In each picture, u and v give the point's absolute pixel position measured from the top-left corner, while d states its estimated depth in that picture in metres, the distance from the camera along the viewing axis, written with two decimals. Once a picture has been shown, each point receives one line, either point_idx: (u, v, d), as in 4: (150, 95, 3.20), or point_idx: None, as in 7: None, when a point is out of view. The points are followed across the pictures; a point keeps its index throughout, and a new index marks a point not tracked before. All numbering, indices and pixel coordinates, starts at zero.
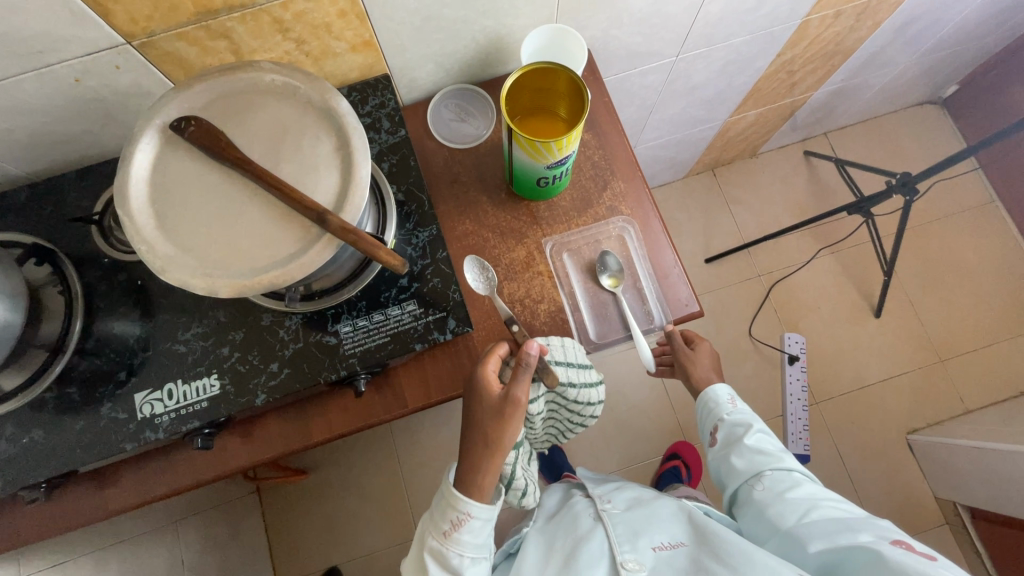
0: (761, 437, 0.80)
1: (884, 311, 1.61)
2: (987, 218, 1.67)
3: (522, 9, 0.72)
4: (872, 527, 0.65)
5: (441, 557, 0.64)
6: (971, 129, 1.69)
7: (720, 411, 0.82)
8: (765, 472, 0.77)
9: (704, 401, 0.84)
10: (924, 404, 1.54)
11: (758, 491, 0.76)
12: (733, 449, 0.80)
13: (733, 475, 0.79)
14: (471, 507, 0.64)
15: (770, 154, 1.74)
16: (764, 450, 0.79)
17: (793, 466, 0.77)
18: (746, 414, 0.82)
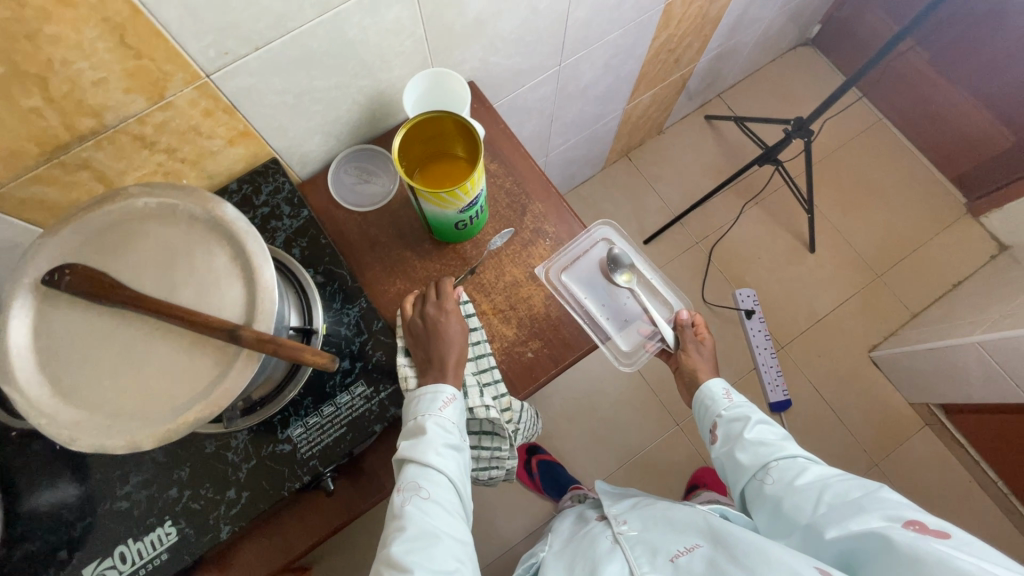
0: (760, 429, 0.83)
1: (818, 244, 1.69)
2: (879, 136, 1.79)
3: (393, 60, 0.71)
4: (878, 505, 0.65)
5: (440, 421, 0.62)
6: (843, 59, 1.82)
7: (718, 407, 0.88)
8: (769, 464, 0.79)
9: (702, 399, 0.90)
10: (875, 320, 1.63)
11: (765, 483, 0.78)
12: (735, 445, 0.83)
13: (739, 469, 0.82)
14: (447, 391, 0.64)
15: (675, 126, 1.80)
16: (767, 442, 0.81)
17: (797, 455, 0.79)
18: (744, 408, 0.87)
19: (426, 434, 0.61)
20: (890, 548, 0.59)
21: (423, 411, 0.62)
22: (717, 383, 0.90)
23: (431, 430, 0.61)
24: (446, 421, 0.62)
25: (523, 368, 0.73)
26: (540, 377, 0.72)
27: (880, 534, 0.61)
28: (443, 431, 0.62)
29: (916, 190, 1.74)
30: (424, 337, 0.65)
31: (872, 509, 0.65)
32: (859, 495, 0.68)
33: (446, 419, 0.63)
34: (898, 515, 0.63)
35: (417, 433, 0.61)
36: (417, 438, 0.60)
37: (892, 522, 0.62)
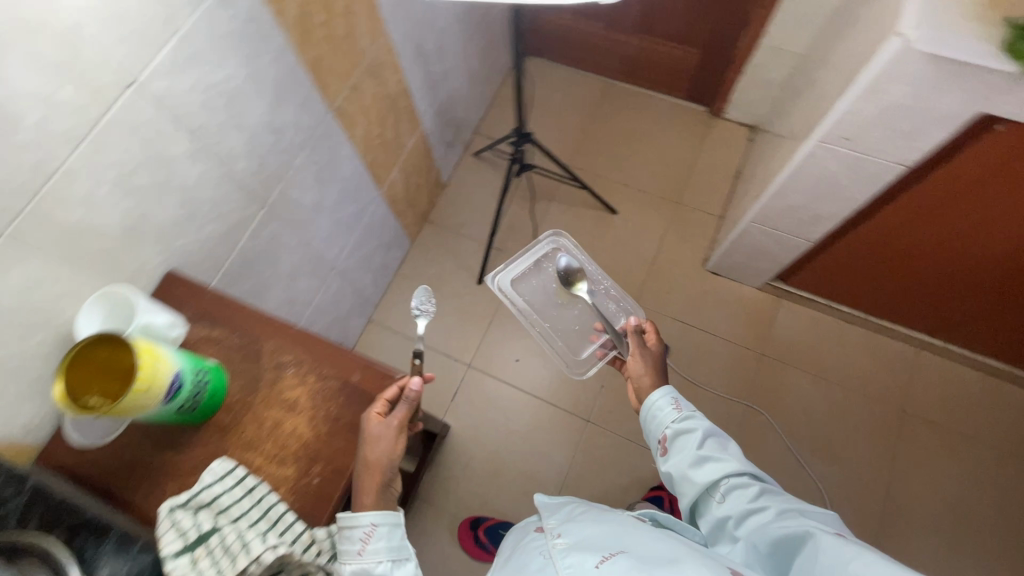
0: (709, 443, 0.90)
1: (616, 204, 1.86)
2: (615, 95, 2.02)
3: (57, 303, 0.75)
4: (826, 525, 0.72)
5: (364, 551, 0.68)
6: (554, 54, 2.06)
7: (667, 420, 0.96)
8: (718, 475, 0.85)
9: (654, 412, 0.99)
10: (694, 238, 1.79)
11: (716, 501, 0.84)
12: (686, 458, 0.89)
13: (685, 481, 0.88)
14: (368, 517, 0.70)
15: (455, 174, 1.94)
16: (714, 455, 0.88)
17: (749, 469, 0.85)
18: (691, 422, 0.94)
19: (354, 568, 0.68)
20: (825, 555, 0.66)
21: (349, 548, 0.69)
22: (665, 391, 1.00)
23: (357, 564, 0.68)
24: (368, 553, 0.68)
25: (317, 495, 0.75)
26: (333, 496, 0.75)
27: (820, 543, 0.68)
28: (371, 565, 0.68)
29: (664, 121, 1.96)
30: (383, 442, 0.73)
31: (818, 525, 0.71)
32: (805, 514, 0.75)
33: (369, 556, 0.68)
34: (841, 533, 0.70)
35: (346, 566, 0.68)
36: (348, 573, 0.68)
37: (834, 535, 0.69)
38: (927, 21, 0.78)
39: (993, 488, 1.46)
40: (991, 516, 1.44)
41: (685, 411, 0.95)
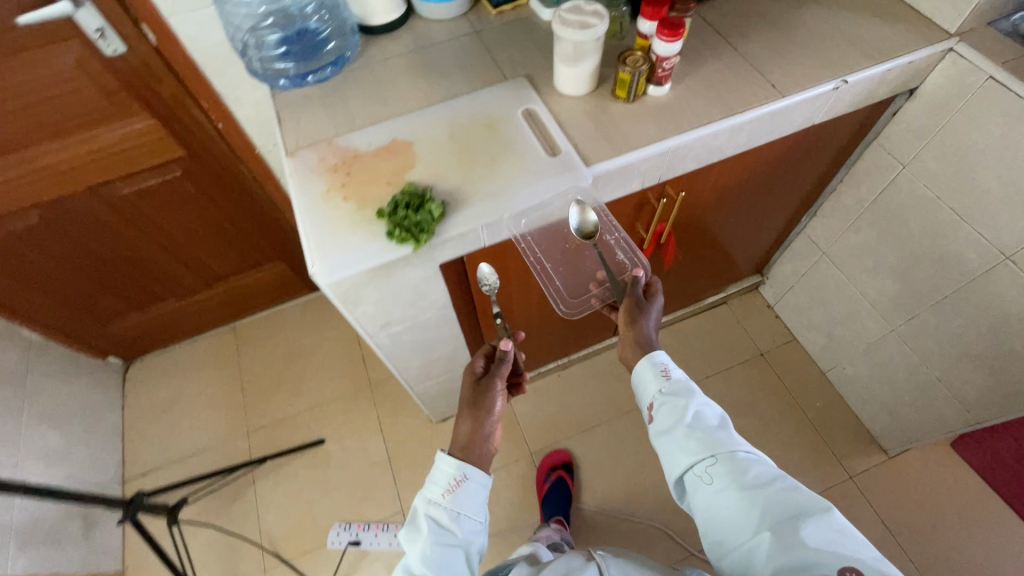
0: (698, 421, 0.79)
1: (320, 430, 1.68)
2: (248, 333, 1.88)
3: None
4: (814, 525, 0.65)
5: (449, 494, 0.78)
6: (159, 342, 1.83)
7: (657, 386, 0.84)
8: (703, 458, 0.75)
9: (643, 371, 0.86)
10: (406, 403, 1.71)
11: (703, 491, 0.74)
12: (674, 436, 0.78)
13: (672, 455, 0.78)
14: (456, 472, 0.79)
15: (127, 545, 1.53)
16: (707, 436, 0.77)
17: (747, 451, 0.75)
18: (681, 386, 0.83)
19: (436, 500, 0.78)
20: None
21: (443, 483, 0.79)
22: (655, 358, 0.86)
23: (437, 503, 0.78)
24: (452, 499, 0.78)
25: None
26: None
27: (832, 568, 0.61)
28: (450, 510, 0.77)
29: (309, 322, 1.89)
30: (478, 392, 0.92)
31: (805, 533, 0.64)
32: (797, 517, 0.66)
33: (446, 500, 0.78)
34: (835, 537, 0.64)
35: (427, 499, 0.79)
36: (427, 509, 0.78)
37: (821, 552, 0.62)
38: (320, 249, 0.78)
39: (740, 404, 1.66)
40: (756, 426, 1.62)
41: (678, 379, 0.84)
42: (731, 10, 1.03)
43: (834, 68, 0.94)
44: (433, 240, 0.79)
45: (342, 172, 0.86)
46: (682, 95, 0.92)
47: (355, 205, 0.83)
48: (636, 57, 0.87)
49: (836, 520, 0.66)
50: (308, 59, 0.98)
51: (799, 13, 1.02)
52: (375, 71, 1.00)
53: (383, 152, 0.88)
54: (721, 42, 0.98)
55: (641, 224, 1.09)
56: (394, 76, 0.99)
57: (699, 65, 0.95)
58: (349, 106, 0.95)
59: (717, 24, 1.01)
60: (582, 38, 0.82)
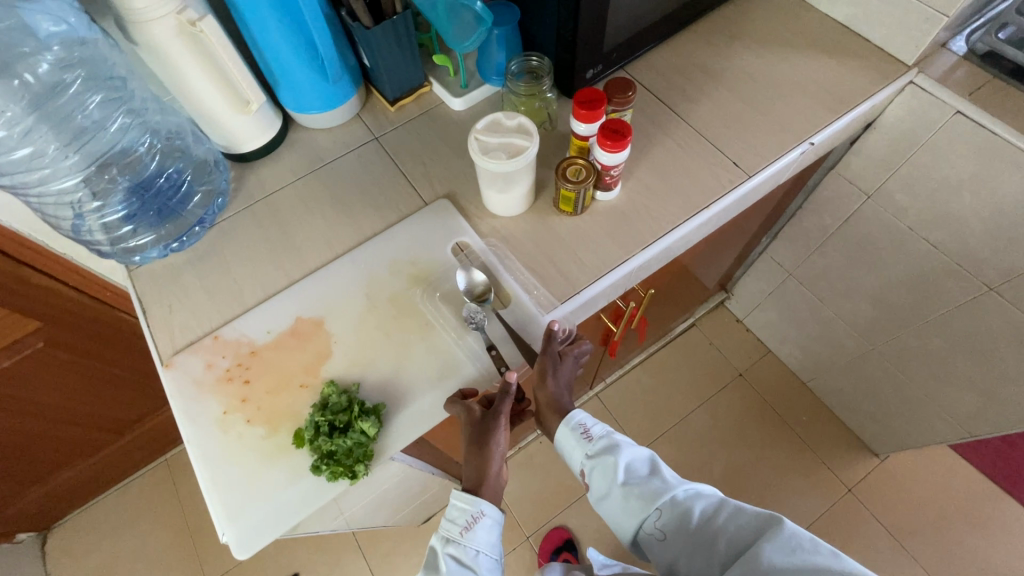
0: (631, 475, 0.68)
1: (292, 565, 1.49)
2: (184, 465, 1.63)
3: None
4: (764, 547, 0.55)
5: (467, 534, 0.63)
6: (75, 503, 1.54)
7: (583, 449, 0.72)
8: (646, 513, 0.66)
9: (563, 443, 0.74)
10: None
11: (660, 547, 0.65)
12: (613, 500, 0.69)
13: (622, 524, 0.68)
14: (474, 506, 0.64)
15: None
16: (643, 487, 0.67)
17: (685, 486, 0.66)
18: (604, 437, 0.72)
19: (450, 542, 0.63)
20: None
21: (459, 520, 0.64)
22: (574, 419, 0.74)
23: (453, 544, 0.63)
24: (472, 538, 0.63)
25: None
26: None
27: None
28: (470, 555, 0.63)
29: None
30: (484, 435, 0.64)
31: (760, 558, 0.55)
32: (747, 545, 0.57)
33: (466, 542, 0.63)
34: (791, 548, 0.54)
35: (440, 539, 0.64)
36: (444, 550, 0.63)
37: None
38: (232, 509, 0.60)
39: (730, 433, 1.59)
40: (749, 454, 1.56)
41: (600, 432, 0.73)
42: (669, 66, 0.88)
43: (797, 128, 0.82)
44: (376, 463, 0.62)
45: (239, 381, 0.67)
46: (638, 192, 0.78)
47: (265, 429, 0.64)
48: (577, 167, 0.71)
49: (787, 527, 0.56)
50: (170, 223, 0.76)
51: (743, 58, 0.89)
52: (259, 213, 0.80)
53: (286, 339, 0.69)
54: (667, 113, 0.84)
55: (610, 321, 0.95)
56: (285, 218, 0.79)
57: (649, 148, 0.81)
58: (235, 273, 0.75)
59: (657, 88, 0.86)
60: (512, 167, 0.65)
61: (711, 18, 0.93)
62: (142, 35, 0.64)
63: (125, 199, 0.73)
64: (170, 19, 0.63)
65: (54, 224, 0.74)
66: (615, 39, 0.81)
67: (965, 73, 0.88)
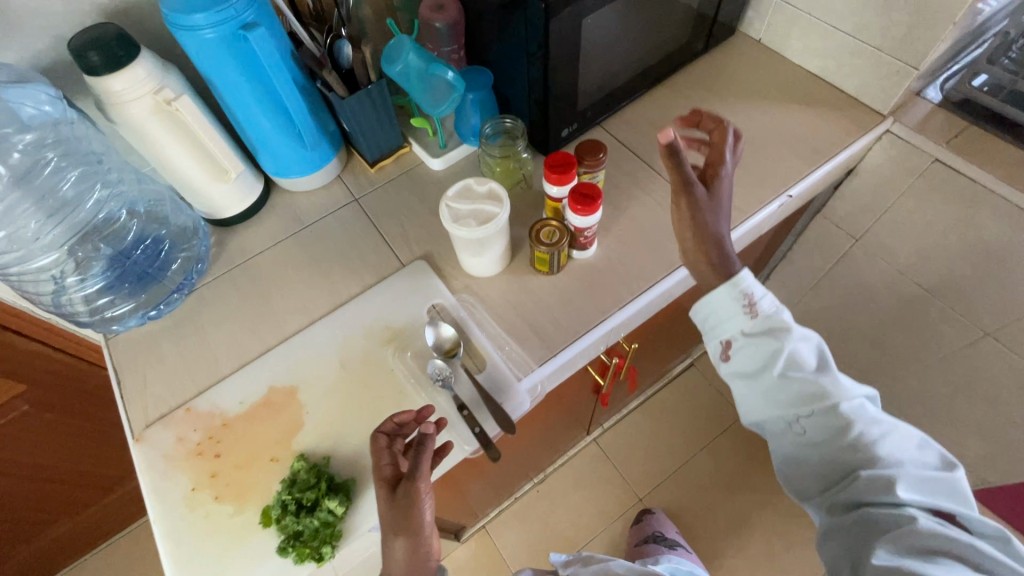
0: (794, 367, 0.55)
1: None
2: None
3: None
4: (921, 496, 0.51)
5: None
6: (61, 563, 1.49)
7: (737, 319, 0.58)
8: (791, 413, 0.56)
9: (707, 315, 0.60)
10: None
11: (790, 441, 0.57)
12: (753, 382, 0.58)
13: (755, 405, 0.59)
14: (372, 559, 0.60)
15: None
16: (804, 388, 0.55)
17: (857, 398, 0.54)
18: (772, 317, 0.57)
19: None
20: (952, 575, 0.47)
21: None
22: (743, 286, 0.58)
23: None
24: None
25: None
26: None
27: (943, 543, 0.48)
28: None
29: None
30: (403, 509, 0.53)
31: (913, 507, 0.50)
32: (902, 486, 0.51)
33: None
34: (931, 490, 0.51)
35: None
36: None
37: (926, 537, 0.48)
38: None
39: (734, 478, 1.54)
40: (754, 500, 1.50)
41: (770, 307, 0.57)
42: (644, 121, 0.89)
43: (774, 180, 0.82)
44: (344, 542, 0.60)
45: (210, 454, 0.65)
46: (615, 249, 0.77)
47: (233, 506, 0.62)
48: (552, 229, 0.71)
49: (945, 484, 0.52)
50: (146, 291, 0.77)
51: (718, 110, 0.90)
52: (238, 276, 0.80)
53: (259, 410, 0.68)
54: (643, 168, 0.84)
55: (602, 374, 0.94)
56: (263, 282, 0.79)
57: (626, 203, 0.81)
58: (211, 340, 0.74)
59: (633, 143, 0.87)
60: (481, 235, 0.65)
61: (685, 73, 0.95)
62: (118, 114, 0.65)
63: (100, 271, 0.74)
64: (146, 98, 0.65)
65: (33, 299, 0.73)
66: (588, 98, 0.82)
67: (940, 121, 0.88)
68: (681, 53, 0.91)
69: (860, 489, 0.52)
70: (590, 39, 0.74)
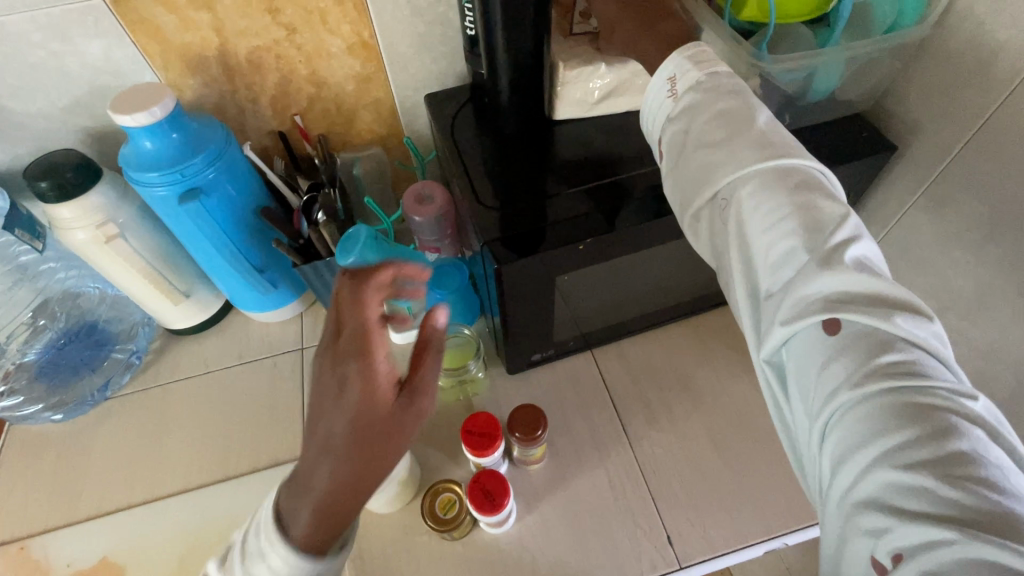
0: (719, 127, 0.41)
1: None
2: None
3: None
4: (786, 179, 0.37)
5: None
6: None
7: (666, 103, 0.46)
8: (717, 195, 0.39)
9: (652, 100, 0.47)
10: None
11: (731, 290, 0.40)
12: (693, 181, 0.41)
13: (689, 194, 0.42)
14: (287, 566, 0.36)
15: None
16: (709, 121, 0.41)
17: (773, 150, 0.38)
18: (706, 89, 0.43)
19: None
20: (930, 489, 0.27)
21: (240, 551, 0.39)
22: (690, 55, 0.45)
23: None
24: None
25: None
26: None
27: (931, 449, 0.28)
28: None
29: None
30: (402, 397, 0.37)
31: (782, 208, 0.36)
32: (800, 268, 0.34)
33: None
34: (929, 342, 0.31)
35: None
36: None
37: (873, 388, 0.30)
38: None
39: None
40: None
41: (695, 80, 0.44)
42: (642, 364, 0.74)
43: (771, 509, 0.63)
44: None
45: None
46: (534, 533, 0.63)
47: None
48: (450, 498, 0.62)
49: (857, 263, 0.34)
50: (69, 388, 0.75)
51: (736, 381, 0.72)
52: (152, 400, 0.76)
53: None
54: (613, 428, 0.69)
55: None
56: (171, 416, 0.74)
57: (573, 472, 0.66)
58: (91, 470, 0.70)
59: (617, 390, 0.72)
60: None
61: (716, 313, 0.79)
62: (60, 237, 0.62)
63: (35, 353, 0.74)
64: (87, 231, 0.62)
65: None
66: (567, 331, 0.70)
67: None
68: (713, 295, 0.75)
69: (773, 316, 0.35)
70: (567, 292, 0.61)
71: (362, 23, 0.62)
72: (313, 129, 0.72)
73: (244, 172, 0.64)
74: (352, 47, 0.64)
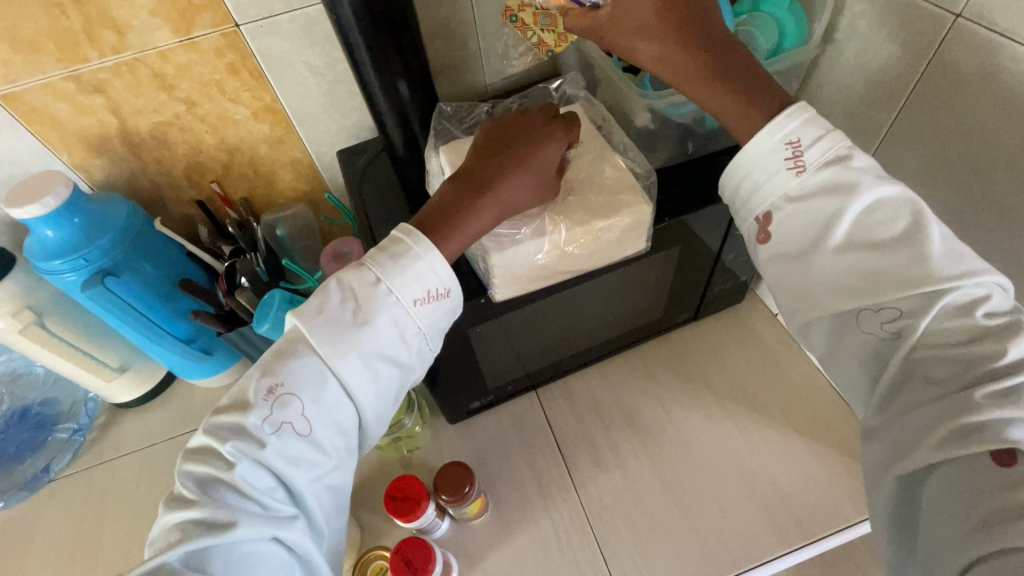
0: (865, 225, 0.38)
1: None
2: None
3: None
4: (963, 302, 0.35)
5: (392, 319, 0.39)
6: None
7: (787, 181, 0.40)
8: (870, 304, 0.38)
9: (761, 170, 0.41)
10: None
11: (872, 377, 0.39)
12: (832, 282, 0.39)
13: (822, 291, 0.39)
14: (437, 273, 0.40)
15: None
16: (865, 217, 0.38)
17: (963, 263, 0.36)
18: (848, 174, 0.39)
19: (380, 350, 0.39)
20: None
21: (273, 366, 0.39)
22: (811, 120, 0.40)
23: (355, 388, 0.39)
24: (408, 313, 0.39)
25: None
26: None
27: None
28: None
29: None
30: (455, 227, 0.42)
31: (952, 330, 0.35)
32: (983, 395, 0.33)
33: None
34: None
35: (296, 424, 0.37)
36: None
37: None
38: None
39: None
40: None
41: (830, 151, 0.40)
42: (588, 403, 0.72)
43: (722, 548, 0.61)
44: None
45: None
46: None
47: None
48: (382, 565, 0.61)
49: None
50: (10, 474, 0.74)
51: (684, 412, 0.70)
52: (94, 480, 0.74)
53: None
54: (557, 471, 0.67)
55: None
56: (112, 497, 0.73)
57: (519, 525, 0.64)
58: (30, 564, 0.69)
59: (562, 433, 0.70)
60: None
61: (661, 342, 0.77)
62: None
63: None
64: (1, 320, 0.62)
65: None
66: (503, 378, 0.68)
67: None
68: (656, 325, 0.74)
69: (928, 432, 0.34)
70: (484, 343, 0.59)
71: (263, 89, 0.62)
72: (234, 194, 0.72)
73: (153, 246, 0.65)
74: (257, 112, 0.64)
